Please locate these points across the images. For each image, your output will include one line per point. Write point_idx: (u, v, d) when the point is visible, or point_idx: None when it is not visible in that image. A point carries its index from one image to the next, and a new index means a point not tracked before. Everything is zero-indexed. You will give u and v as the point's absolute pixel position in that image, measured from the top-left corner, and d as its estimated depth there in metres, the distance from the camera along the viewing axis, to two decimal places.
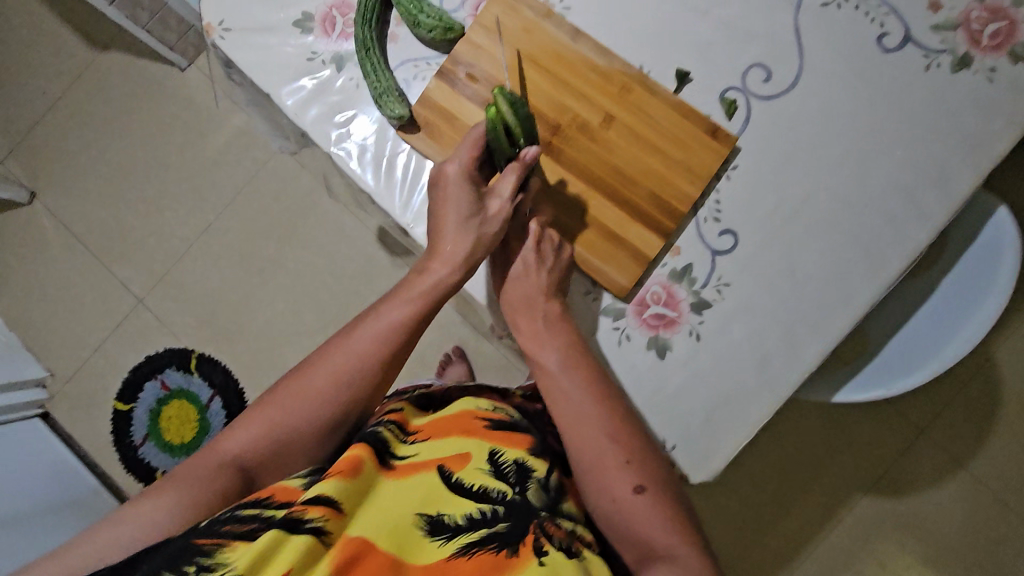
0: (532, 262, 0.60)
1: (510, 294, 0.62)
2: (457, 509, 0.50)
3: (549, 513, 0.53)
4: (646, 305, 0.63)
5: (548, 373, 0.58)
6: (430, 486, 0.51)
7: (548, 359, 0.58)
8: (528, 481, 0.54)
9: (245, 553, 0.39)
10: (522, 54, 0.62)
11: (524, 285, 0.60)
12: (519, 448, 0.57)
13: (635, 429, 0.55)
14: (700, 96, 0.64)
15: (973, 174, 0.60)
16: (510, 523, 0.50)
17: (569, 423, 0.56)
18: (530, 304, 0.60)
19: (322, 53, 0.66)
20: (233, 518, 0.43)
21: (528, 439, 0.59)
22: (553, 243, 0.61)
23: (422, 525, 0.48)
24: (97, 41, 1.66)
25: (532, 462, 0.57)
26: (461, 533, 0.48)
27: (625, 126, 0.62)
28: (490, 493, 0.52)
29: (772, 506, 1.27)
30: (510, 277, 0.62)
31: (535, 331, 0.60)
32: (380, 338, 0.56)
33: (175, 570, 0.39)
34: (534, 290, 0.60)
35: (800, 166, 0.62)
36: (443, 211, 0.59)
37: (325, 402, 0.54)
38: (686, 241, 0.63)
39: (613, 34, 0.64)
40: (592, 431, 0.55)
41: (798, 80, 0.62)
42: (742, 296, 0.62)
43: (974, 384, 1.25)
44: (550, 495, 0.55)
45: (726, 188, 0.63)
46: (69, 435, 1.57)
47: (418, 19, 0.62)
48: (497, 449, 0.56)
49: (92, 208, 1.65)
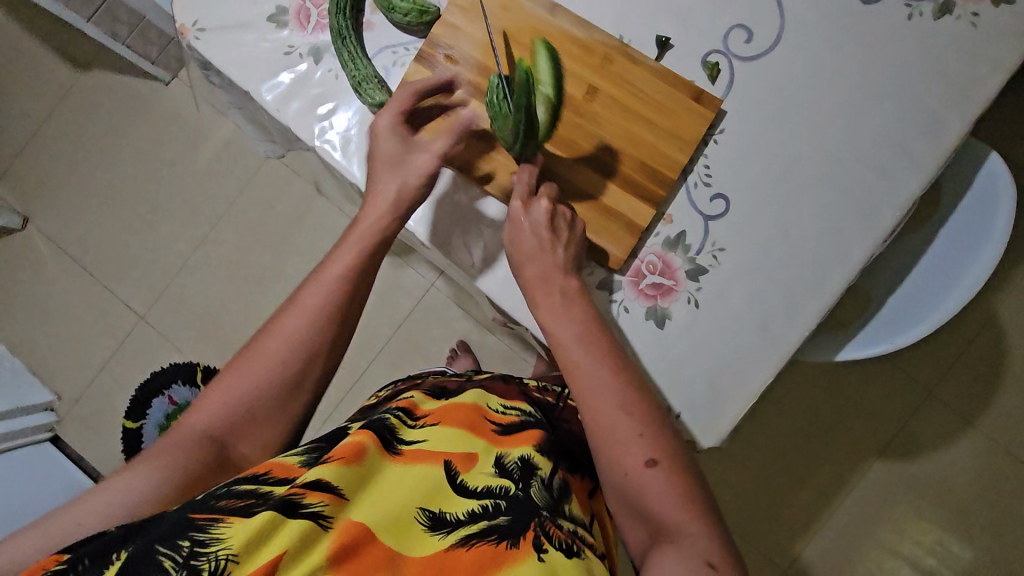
0: (547, 239, 0.58)
1: (526, 271, 0.58)
2: (458, 505, 0.50)
3: (550, 514, 0.52)
4: (643, 276, 0.62)
5: (563, 346, 0.56)
6: (436, 481, 0.51)
7: (565, 332, 0.56)
8: (531, 479, 0.55)
9: (241, 530, 0.40)
10: (500, 31, 0.62)
11: (539, 260, 0.58)
12: (525, 447, 0.59)
13: (650, 404, 0.53)
14: (682, 62, 0.63)
15: (963, 120, 0.60)
16: (511, 518, 0.50)
17: (583, 392, 0.54)
18: (547, 279, 0.58)
19: (299, 47, 0.66)
20: (232, 494, 0.43)
21: (534, 439, 0.61)
22: (567, 221, 0.59)
23: (422, 519, 0.48)
24: (79, 61, 1.66)
25: (538, 460, 0.58)
26: (462, 526, 0.48)
27: (609, 97, 0.61)
28: (491, 489, 0.52)
29: (784, 476, 1.27)
30: (523, 250, 0.58)
31: (552, 307, 0.57)
32: (331, 293, 0.56)
33: (168, 542, 0.39)
34: (551, 267, 0.57)
35: (786, 124, 0.62)
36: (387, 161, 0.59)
37: (285, 360, 0.54)
38: (677, 208, 0.63)
39: (590, 5, 0.64)
40: (609, 401, 0.53)
41: (779, 38, 0.62)
42: (738, 259, 0.62)
43: (979, 339, 1.24)
44: (552, 495, 0.55)
45: (715, 152, 0.62)
46: (80, 455, 1.57)
47: (392, 4, 0.61)
48: (504, 453, 0.57)
49: (86, 228, 1.64)
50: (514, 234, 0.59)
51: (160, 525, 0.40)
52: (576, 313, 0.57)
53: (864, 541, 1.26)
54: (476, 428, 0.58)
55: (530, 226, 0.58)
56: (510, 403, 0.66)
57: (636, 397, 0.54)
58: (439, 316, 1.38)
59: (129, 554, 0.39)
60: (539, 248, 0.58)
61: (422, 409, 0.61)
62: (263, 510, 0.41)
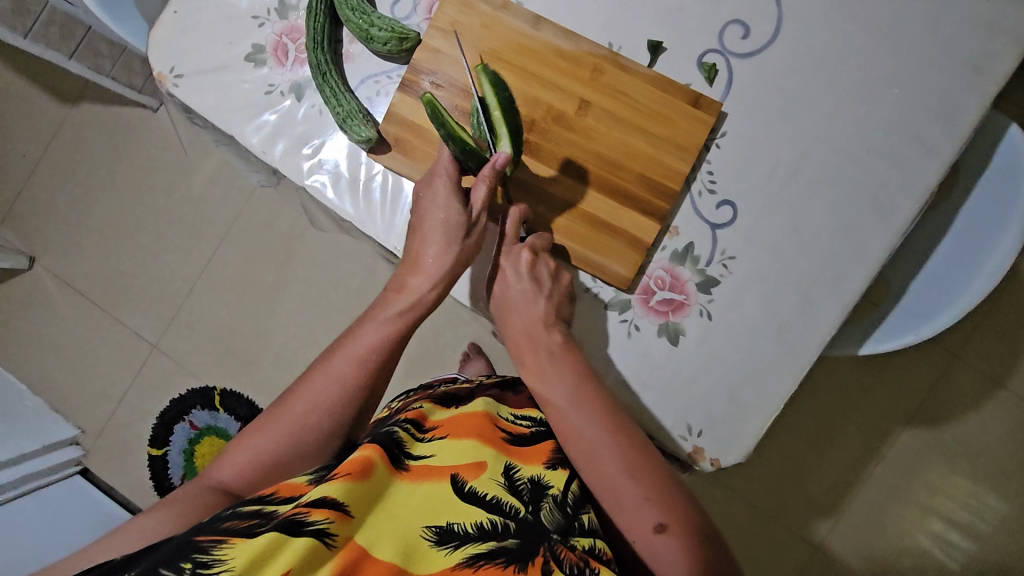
0: (530, 291, 0.58)
1: (511, 325, 0.59)
2: (468, 517, 0.48)
3: (562, 537, 0.49)
4: (652, 293, 0.61)
5: (557, 408, 0.55)
6: (441, 496, 0.49)
7: (558, 393, 0.55)
8: (542, 500, 0.53)
9: (242, 552, 0.39)
10: (484, 51, 0.59)
11: (523, 318, 0.58)
12: (536, 465, 0.57)
13: (654, 465, 0.52)
14: (676, 65, 0.60)
15: (978, 100, 0.56)
16: (521, 543, 0.47)
17: (575, 441, 0.54)
18: (532, 336, 0.58)
19: (280, 84, 0.64)
20: (238, 514, 0.43)
21: (545, 454, 0.59)
22: (549, 269, 0.59)
23: (428, 536, 0.46)
24: (68, 95, 1.65)
25: (550, 477, 0.56)
26: (469, 542, 0.46)
27: (603, 111, 0.59)
28: (502, 506, 0.50)
29: (810, 456, 1.26)
30: (509, 303, 0.59)
31: (540, 366, 0.57)
32: (367, 351, 0.56)
33: (173, 565, 0.38)
34: (534, 320, 0.58)
35: (791, 120, 0.59)
36: (427, 218, 0.58)
37: (316, 418, 0.54)
38: (683, 220, 0.60)
39: (575, 14, 0.61)
40: (613, 469, 0.52)
41: (777, 31, 0.59)
42: (750, 266, 0.60)
43: (1003, 303, 1.21)
44: (567, 513, 0.52)
45: (718, 157, 0.60)
46: (110, 486, 1.59)
47: (371, 34, 0.59)
48: (514, 464, 0.56)
49: (91, 263, 1.65)
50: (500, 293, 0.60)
51: (164, 547, 0.40)
52: (565, 361, 0.57)
53: (896, 515, 1.25)
54: (487, 437, 0.56)
55: (515, 282, 0.58)
56: (521, 413, 0.64)
57: (626, 444, 0.53)
58: (450, 322, 1.37)
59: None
60: (524, 311, 0.58)
61: (432, 420, 0.59)
62: (265, 531, 0.41)
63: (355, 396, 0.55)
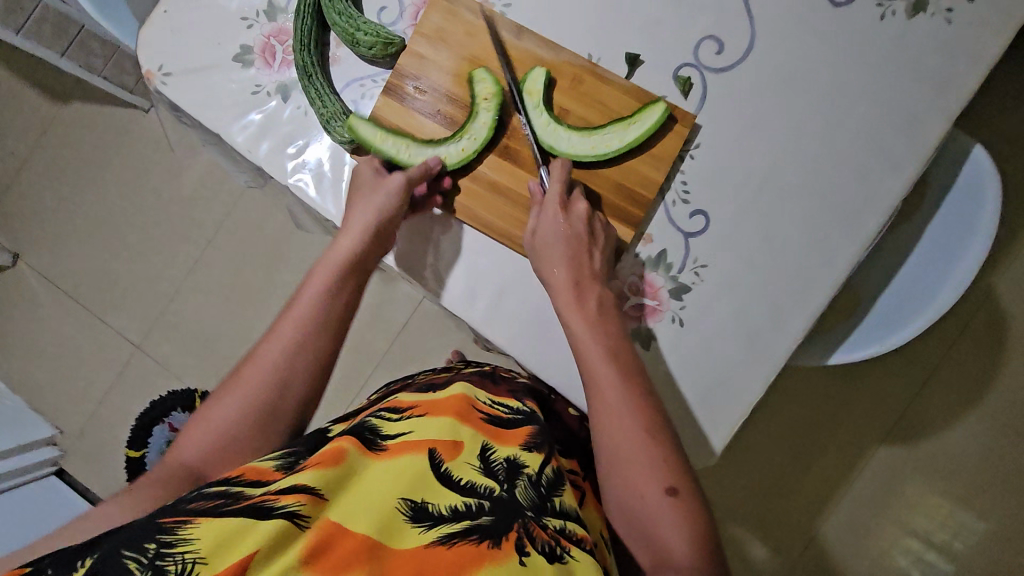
0: (586, 239, 0.58)
1: (552, 272, 0.58)
2: (442, 498, 0.48)
3: (536, 515, 0.50)
4: (626, 298, 0.62)
5: (585, 352, 0.56)
6: (418, 472, 0.50)
7: (593, 344, 0.55)
8: (517, 479, 0.53)
9: (209, 533, 0.39)
10: (467, 59, 0.61)
11: (572, 267, 0.57)
12: (513, 446, 0.58)
13: (666, 428, 0.53)
14: (653, 78, 0.62)
15: (940, 119, 0.59)
16: (496, 518, 0.48)
17: (597, 394, 0.54)
18: (582, 287, 0.57)
19: (266, 85, 0.65)
20: (204, 495, 0.43)
21: (522, 435, 0.60)
22: (602, 225, 0.59)
23: (404, 510, 0.46)
24: (59, 94, 1.65)
25: (525, 459, 0.57)
26: (443, 522, 0.46)
27: (580, 118, 0.60)
28: (477, 486, 0.51)
29: (789, 469, 1.27)
30: (555, 241, 0.57)
31: (586, 320, 0.56)
32: (313, 313, 0.57)
33: (134, 546, 0.38)
34: (586, 272, 0.58)
35: (760, 132, 0.61)
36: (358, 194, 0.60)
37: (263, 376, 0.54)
38: (656, 227, 0.62)
39: (558, 26, 0.63)
40: (630, 424, 0.52)
41: (750, 47, 0.61)
42: (722, 274, 0.61)
43: (977, 321, 1.23)
44: (540, 492, 0.54)
45: (691, 167, 0.61)
46: (87, 488, 1.57)
47: (357, 38, 0.60)
48: (490, 445, 0.57)
49: (77, 261, 1.64)
50: (546, 239, 0.57)
51: (125, 528, 0.39)
52: (592, 303, 0.57)
53: (873, 529, 1.26)
54: (462, 418, 0.58)
55: (574, 219, 0.57)
56: (499, 399, 0.66)
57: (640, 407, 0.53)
58: (432, 326, 1.37)
59: (94, 561, 0.37)
60: (564, 248, 0.57)
61: (408, 402, 0.61)
62: (233, 515, 0.41)
63: (308, 357, 0.56)
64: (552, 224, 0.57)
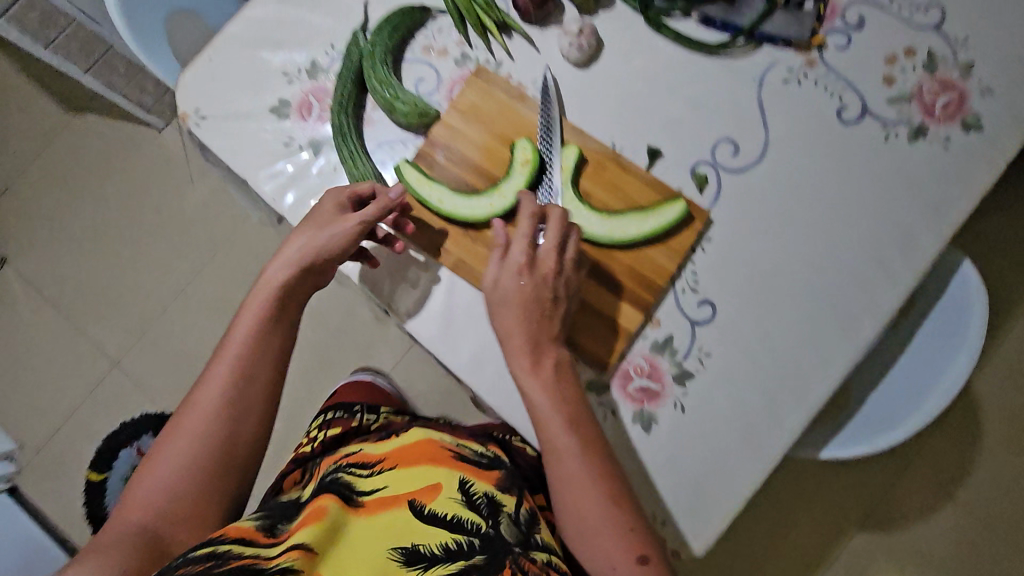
0: (538, 288, 0.57)
1: (506, 318, 0.57)
2: (432, 538, 0.50)
3: (523, 549, 0.53)
4: (630, 378, 0.63)
5: (534, 398, 0.56)
6: (404, 522, 0.50)
7: (542, 397, 0.56)
8: (500, 515, 0.55)
9: None
10: (498, 136, 0.63)
11: (522, 311, 0.57)
12: (487, 483, 0.59)
13: (614, 464, 0.56)
14: (671, 171, 0.65)
15: (936, 237, 0.62)
16: (486, 556, 0.50)
17: (549, 445, 0.56)
18: (537, 345, 0.57)
19: (300, 139, 0.67)
20: (189, 560, 0.41)
21: (495, 475, 0.61)
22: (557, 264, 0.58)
23: (396, 557, 0.47)
24: (72, 104, 1.66)
25: (500, 497, 0.58)
26: (438, 563, 0.48)
27: (601, 203, 0.62)
28: (463, 523, 0.52)
29: (765, 550, 1.26)
30: (511, 290, 0.57)
31: (531, 368, 0.56)
32: (250, 348, 0.58)
33: None
34: (538, 326, 0.57)
35: (773, 235, 0.63)
36: (314, 217, 0.60)
37: (205, 407, 0.56)
38: (664, 312, 0.64)
39: (587, 111, 0.65)
40: (574, 467, 0.55)
41: (764, 151, 0.64)
42: (724, 364, 0.62)
43: (955, 415, 1.26)
44: (522, 529, 0.55)
45: (702, 259, 0.64)
46: (39, 509, 1.50)
47: (395, 105, 0.63)
48: (468, 477, 0.58)
49: (65, 271, 1.61)
50: (502, 288, 0.58)
51: None
52: (546, 335, 0.58)
53: None
54: (434, 461, 0.58)
55: (531, 264, 0.58)
56: (462, 441, 0.66)
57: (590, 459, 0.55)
58: (419, 370, 1.36)
59: None
60: (515, 281, 0.58)
61: (375, 454, 0.60)
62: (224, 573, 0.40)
63: (249, 389, 0.57)
64: (513, 275, 0.58)
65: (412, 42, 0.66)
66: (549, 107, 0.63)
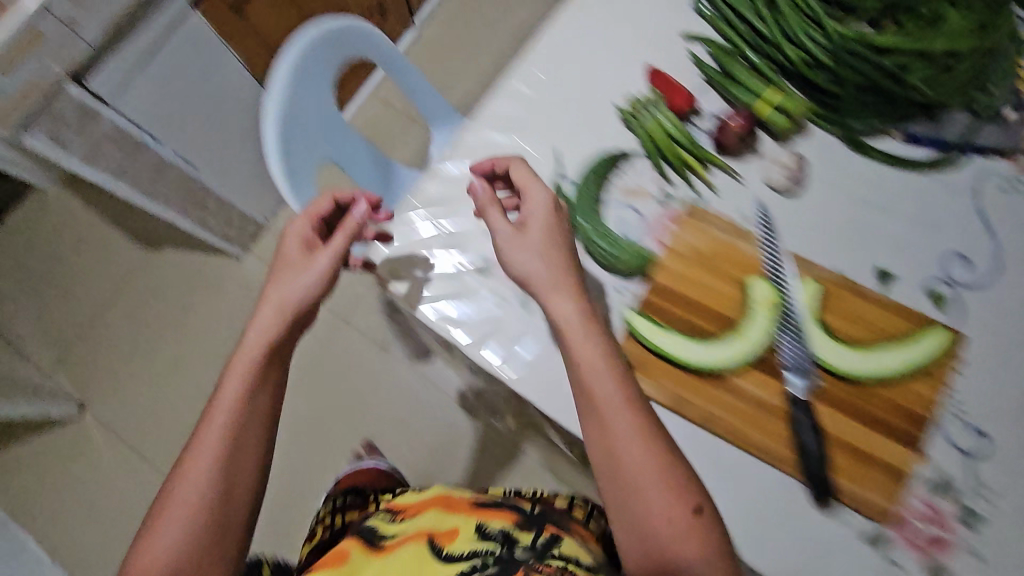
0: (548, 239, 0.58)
1: (528, 271, 0.57)
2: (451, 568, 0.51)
3: (538, 559, 0.50)
4: (914, 526, 0.55)
5: (572, 343, 0.54)
6: (418, 556, 0.53)
7: (586, 348, 0.53)
8: (514, 542, 0.54)
9: None
10: (724, 274, 0.61)
11: (547, 264, 0.56)
12: (502, 521, 0.58)
13: (662, 432, 0.53)
14: (909, 292, 0.61)
15: None
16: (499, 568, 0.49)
17: (597, 411, 0.52)
18: (591, 320, 0.55)
19: (507, 294, 0.63)
20: None
21: (512, 514, 0.60)
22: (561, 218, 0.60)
23: None
24: (149, 242, 1.67)
25: (520, 533, 0.56)
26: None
27: (850, 336, 0.58)
28: (476, 552, 0.52)
29: None
30: (528, 244, 0.57)
31: (571, 310, 0.55)
32: (240, 405, 0.53)
33: None
34: (569, 277, 0.57)
35: (1011, 362, 0.60)
36: (291, 258, 0.60)
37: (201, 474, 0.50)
38: (937, 447, 0.57)
39: (806, 238, 0.63)
40: (627, 436, 0.51)
41: (996, 261, 0.62)
42: (1013, 498, 0.56)
43: None
44: (538, 551, 0.52)
45: (965, 384, 0.58)
46: None
47: (614, 258, 0.63)
48: (485, 521, 0.58)
49: (146, 412, 1.56)
50: (527, 256, 0.57)
51: None
52: (580, 297, 0.56)
53: None
54: (452, 507, 0.61)
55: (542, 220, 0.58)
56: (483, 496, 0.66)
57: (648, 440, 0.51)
58: (443, 404, 1.23)
59: None
60: (539, 243, 0.57)
61: (402, 506, 0.66)
62: None
63: (241, 449, 0.52)
64: (537, 242, 0.57)
65: (612, 186, 0.66)
66: (774, 242, 0.62)
